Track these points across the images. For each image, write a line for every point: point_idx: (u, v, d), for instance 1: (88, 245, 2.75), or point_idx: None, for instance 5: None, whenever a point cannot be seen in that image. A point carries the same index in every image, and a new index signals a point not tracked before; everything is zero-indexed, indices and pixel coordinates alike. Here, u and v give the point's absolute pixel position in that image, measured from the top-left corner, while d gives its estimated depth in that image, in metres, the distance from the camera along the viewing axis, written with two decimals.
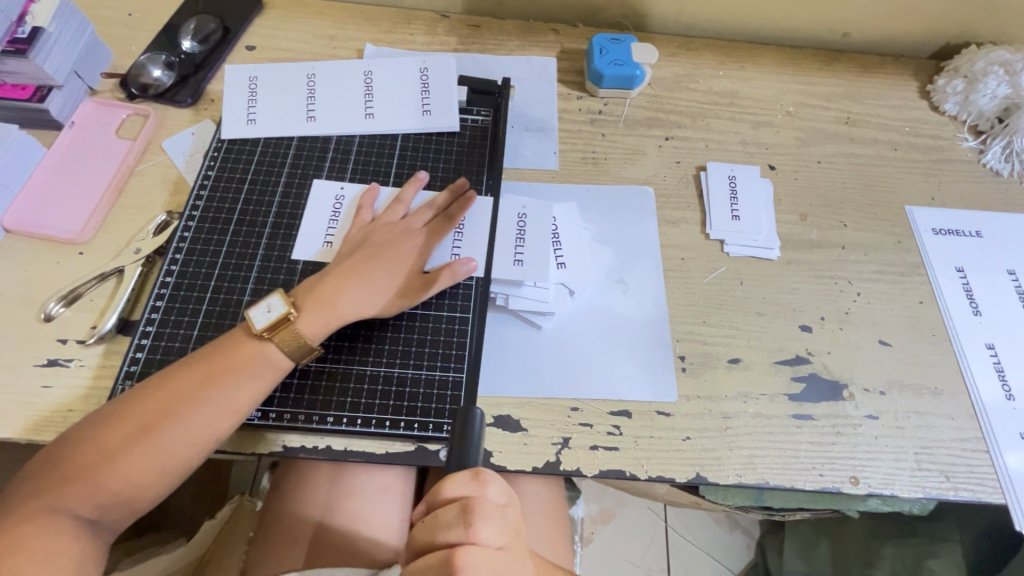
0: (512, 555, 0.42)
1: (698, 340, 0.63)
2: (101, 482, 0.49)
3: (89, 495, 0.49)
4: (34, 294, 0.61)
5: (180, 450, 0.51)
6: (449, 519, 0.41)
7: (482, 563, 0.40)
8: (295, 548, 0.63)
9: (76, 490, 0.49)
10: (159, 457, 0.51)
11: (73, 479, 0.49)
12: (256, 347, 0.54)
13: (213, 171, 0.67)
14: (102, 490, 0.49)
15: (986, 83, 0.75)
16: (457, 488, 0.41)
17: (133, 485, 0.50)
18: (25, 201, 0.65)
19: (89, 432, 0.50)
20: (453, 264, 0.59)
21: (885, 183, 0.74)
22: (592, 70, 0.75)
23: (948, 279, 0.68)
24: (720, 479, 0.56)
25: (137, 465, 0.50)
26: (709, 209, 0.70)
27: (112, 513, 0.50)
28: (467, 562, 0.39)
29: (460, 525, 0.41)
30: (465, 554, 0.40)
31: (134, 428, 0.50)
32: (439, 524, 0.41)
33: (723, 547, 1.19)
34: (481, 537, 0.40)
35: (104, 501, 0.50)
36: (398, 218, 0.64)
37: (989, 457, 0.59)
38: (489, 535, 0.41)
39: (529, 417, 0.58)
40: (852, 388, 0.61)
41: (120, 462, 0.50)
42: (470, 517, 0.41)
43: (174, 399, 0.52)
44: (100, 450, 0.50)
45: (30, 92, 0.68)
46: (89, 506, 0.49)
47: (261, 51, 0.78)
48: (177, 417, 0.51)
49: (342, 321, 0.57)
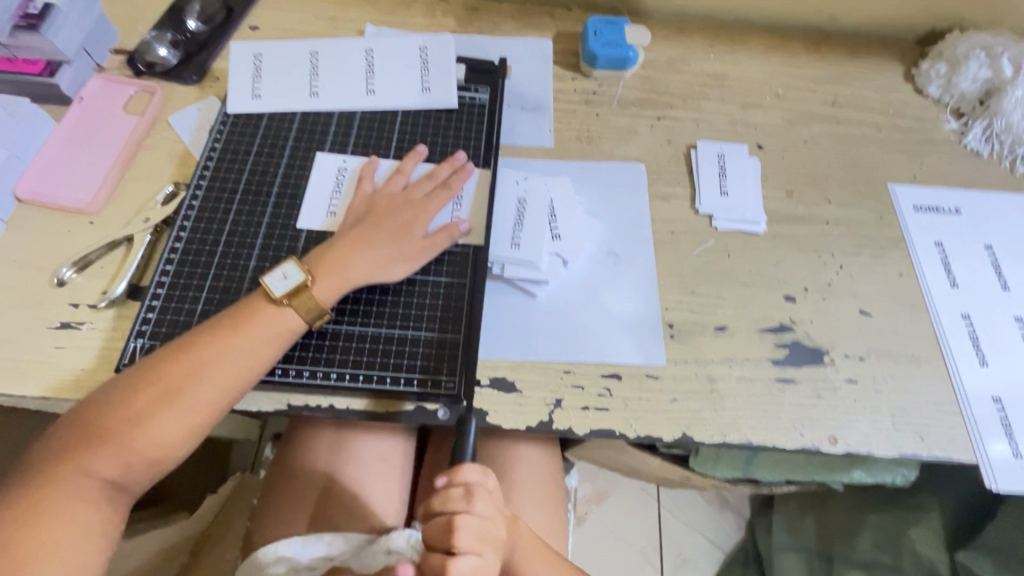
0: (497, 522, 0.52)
1: (686, 309, 0.65)
2: (130, 443, 0.52)
3: (114, 457, 0.51)
4: (47, 261, 0.63)
5: (203, 411, 0.54)
6: (454, 494, 0.51)
7: (473, 527, 0.50)
8: (300, 513, 0.65)
9: (101, 452, 0.51)
10: (185, 417, 0.53)
11: (103, 440, 0.51)
12: (275, 312, 0.57)
13: (219, 143, 0.69)
14: (130, 451, 0.52)
15: (967, 67, 0.77)
16: (467, 473, 0.51)
17: (157, 448, 0.53)
18: (37, 171, 0.67)
19: (114, 397, 0.52)
20: (450, 225, 0.63)
21: (869, 163, 0.76)
22: (587, 51, 0.78)
23: (928, 253, 0.71)
24: (706, 439, 0.59)
25: (165, 425, 0.52)
26: (699, 185, 0.72)
27: (139, 472, 0.53)
28: (463, 524, 0.49)
29: (461, 498, 0.50)
30: (464, 520, 0.49)
31: (155, 394, 0.53)
32: (446, 497, 0.51)
33: (714, 527, 1.22)
34: (478, 509, 0.50)
35: (132, 461, 0.52)
36: (400, 188, 0.66)
37: (962, 420, 0.61)
38: (483, 507, 0.51)
39: (523, 378, 0.61)
40: (833, 353, 0.64)
41: (148, 423, 0.52)
42: (472, 495, 0.50)
43: (197, 362, 0.54)
44: (127, 413, 0.52)
45: (41, 67, 0.70)
46: (119, 466, 0.51)
47: (264, 31, 0.80)
48: (199, 378, 0.53)
49: (353, 285, 0.59)
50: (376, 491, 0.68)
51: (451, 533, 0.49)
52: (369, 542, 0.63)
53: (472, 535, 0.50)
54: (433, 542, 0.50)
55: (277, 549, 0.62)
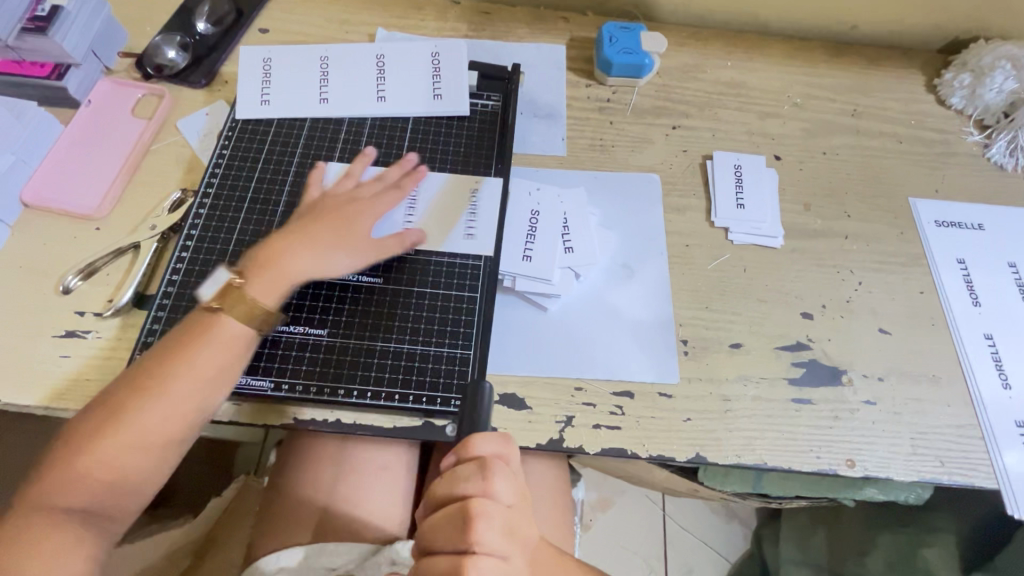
0: (518, 508, 0.46)
1: (700, 325, 0.64)
2: (93, 471, 0.51)
3: (81, 487, 0.51)
4: (53, 268, 0.62)
5: (161, 429, 0.53)
6: (467, 473, 0.44)
7: (495, 512, 0.43)
8: (304, 523, 0.65)
9: (66, 484, 0.51)
10: (150, 438, 0.53)
11: (72, 474, 0.51)
12: (211, 321, 0.55)
13: (227, 150, 0.68)
14: (99, 478, 0.51)
15: (993, 78, 0.75)
16: (484, 446, 0.45)
17: (126, 472, 0.52)
18: (44, 176, 0.66)
19: (75, 430, 0.52)
20: (404, 233, 0.62)
21: (889, 176, 0.75)
22: (602, 57, 0.76)
23: (950, 271, 0.69)
24: (719, 460, 0.58)
25: (131, 449, 0.52)
26: (715, 197, 0.71)
27: (119, 498, 0.52)
28: (482, 511, 0.43)
29: (477, 478, 0.44)
30: (480, 504, 0.43)
31: (109, 419, 0.52)
32: (458, 477, 0.44)
33: (720, 537, 1.20)
34: (496, 491, 0.44)
35: (107, 489, 0.52)
36: (351, 186, 0.65)
37: (983, 443, 0.60)
38: (502, 489, 0.44)
39: (533, 395, 0.59)
40: (851, 373, 0.62)
41: (105, 448, 0.51)
42: (487, 473, 0.44)
43: (153, 383, 0.53)
44: (89, 444, 0.51)
45: (49, 69, 0.69)
46: (89, 495, 0.51)
47: (274, 34, 0.79)
48: (150, 398, 0.53)
49: (289, 284, 0.58)
50: (379, 503, 0.66)
51: (466, 520, 0.43)
52: (372, 552, 0.62)
53: (492, 523, 0.43)
54: (442, 536, 0.43)
55: (278, 560, 0.62)
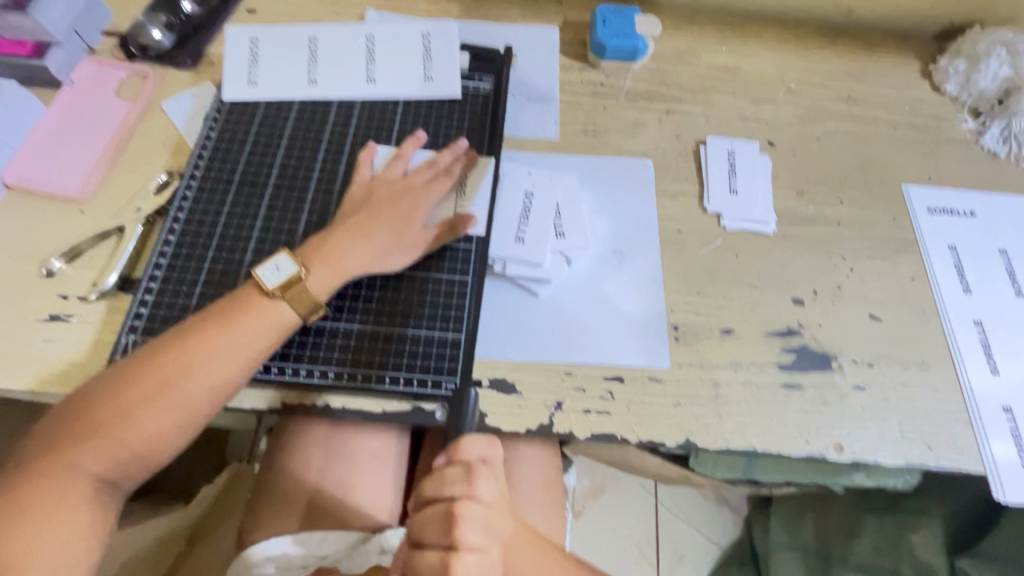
0: (499, 509, 0.48)
1: (692, 311, 0.64)
2: (120, 438, 0.50)
3: (108, 451, 0.50)
4: (36, 251, 0.61)
5: (197, 405, 0.52)
6: (453, 477, 0.46)
7: (478, 514, 0.46)
8: (293, 509, 0.64)
9: (94, 447, 0.49)
10: (177, 412, 0.52)
11: (92, 435, 0.49)
12: (267, 305, 0.55)
13: (214, 132, 0.67)
14: (125, 446, 0.50)
15: (987, 64, 0.75)
16: (470, 450, 0.48)
17: (153, 442, 0.51)
18: (25, 158, 0.65)
19: (105, 391, 0.51)
20: (454, 221, 0.62)
21: (883, 163, 0.74)
22: (595, 41, 0.75)
23: (941, 257, 0.69)
24: (709, 444, 0.58)
25: (156, 420, 0.51)
26: (708, 183, 0.70)
27: (132, 467, 0.51)
28: (467, 512, 0.45)
29: (462, 482, 0.46)
30: (465, 505, 0.45)
31: (151, 387, 0.51)
32: (444, 480, 0.46)
33: (711, 524, 1.21)
34: (478, 493, 0.46)
35: (123, 457, 0.50)
36: (402, 173, 0.65)
37: (970, 428, 0.60)
38: (485, 492, 0.46)
39: (524, 380, 0.59)
40: (841, 359, 0.62)
41: (140, 416, 0.51)
42: (473, 476, 0.46)
43: (191, 354, 0.52)
44: (118, 407, 0.50)
45: (29, 48, 0.68)
46: (111, 461, 0.50)
47: (262, 15, 0.77)
48: (194, 372, 0.52)
49: (347, 279, 0.58)
50: (370, 489, 0.66)
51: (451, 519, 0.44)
52: (360, 541, 0.62)
53: (474, 522, 0.45)
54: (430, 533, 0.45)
55: (266, 548, 0.62)
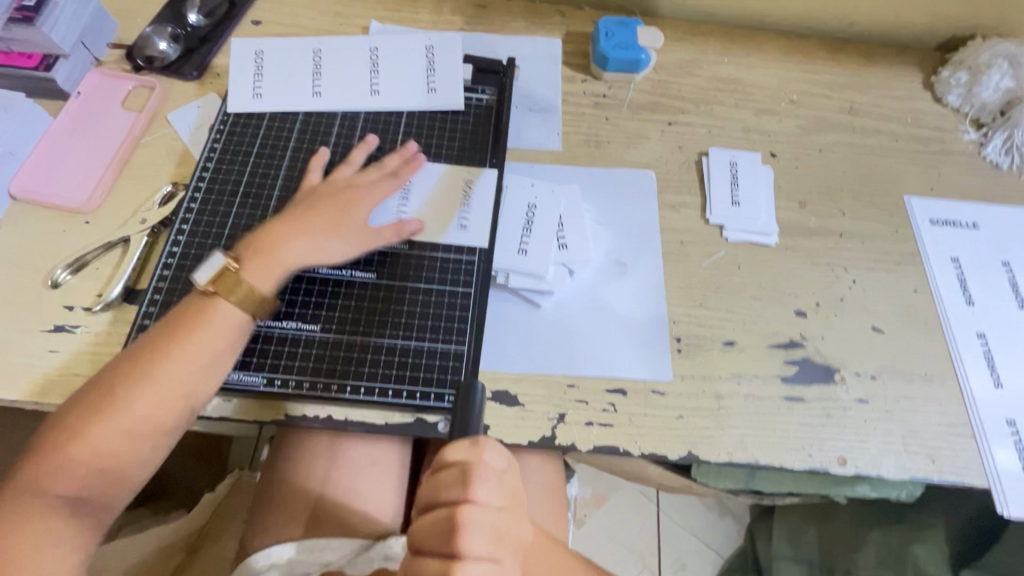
0: (508, 511, 0.45)
1: (694, 322, 0.64)
2: (82, 457, 0.50)
3: (72, 472, 0.49)
4: (41, 262, 0.61)
5: (155, 414, 0.52)
6: (449, 480, 0.44)
7: (481, 519, 0.43)
8: (295, 518, 0.64)
9: (56, 468, 0.49)
10: (136, 424, 0.51)
11: (53, 458, 0.49)
12: (207, 306, 0.55)
13: (219, 144, 0.67)
14: (88, 465, 0.50)
15: (989, 76, 0.76)
16: (457, 452, 0.44)
17: (117, 457, 0.51)
18: (31, 169, 0.65)
19: (61, 415, 0.51)
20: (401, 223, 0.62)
21: (885, 174, 0.74)
22: (598, 52, 0.76)
23: (944, 270, 0.69)
24: (712, 457, 0.58)
25: (112, 434, 0.50)
26: (710, 194, 0.70)
27: (100, 485, 0.50)
28: (468, 518, 0.42)
29: (458, 484, 0.43)
30: (466, 511, 0.42)
31: (104, 402, 0.51)
32: (441, 483, 0.44)
33: (713, 533, 1.21)
34: (478, 495, 0.43)
35: (90, 476, 0.50)
36: (362, 180, 0.64)
37: (973, 441, 0.60)
38: (487, 493, 0.43)
39: (526, 392, 0.59)
40: (844, 371, 0.62)
41: (98, 433, 0.50)
42: (469, 477, 0.43)
43: (143, 365, 0.52)
44: (75, 428, 0.50)
45: (37, 60, 0.68)
46: (78, 481, 0.49)
47: (267, 27, 0.78)
48: (147, 382, 0.52)
49: (285, 269, 0.58)
50: (373, 497, 0.66)
51: (453, 528, 0.42)
52: (365, 547, 0.62)
53: (478, 530, 0.42)
54: (432, 541, 0.43)
55: (269, 555, 0.61)
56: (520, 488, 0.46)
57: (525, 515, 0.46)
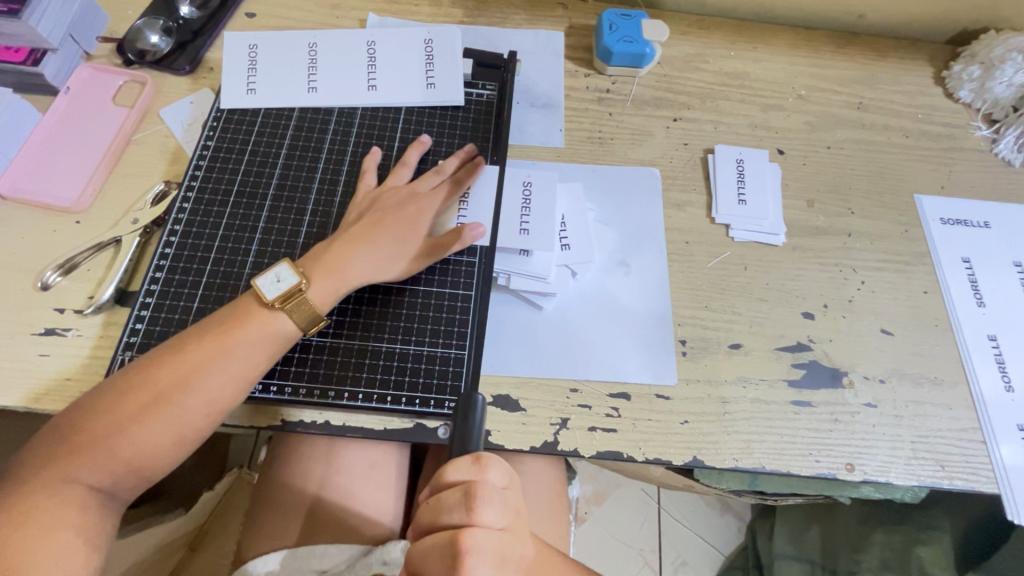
0: (510, 533, 0.44)
1: (699, 324, 0.62)
2: (116, 450, 0.49)
3: (104, 464, 0.49)
4: (32, 263, 0.60)
5: (194, 419, 0.51)
6: (451, 502, 0.42)
7: (485, 543, 0.41)
8: (291, 522, 0.63)
9: (89, 459, 0.48)
10: (173, 426, 0.51)
11: (88, 449, 0.48)
12: (262, 315, 0.54)
13: (212, 141, 0.66)
14: (120, 459, 0.49)
15: (1002, 71, 0.73)
16: (459, 473, 0.43)
17: (148, 455, 0.50)
18: (20, 167, 0.63)
19: (100, 404, 0.50)
20: (462, 230, 0.59)
21: (895, 172, 0.73)
22: (601, 46, 0.73)
23: (954, 270, 0.67)
24: (717, 463, 0.56)
25: (152, 432, 0.50)
26: (716, 192, 0.69)
27: (126, 480, 0.50)
28: (471, 542, 0.41)
29: (461, 508, 0.42)
30: (470, 535, 0.41)
31: (148, 400, 0.50)
32: (442, 506, 0.43)
33: (714, 530, 1.20)
34: (482, 519, 0.42)
35: (119, 470, 0.49)
36: (419, 186, 0.63)
37: (983, 447, 0.59)
38: (491, 516, 0.42)
39: (528, 397, 0.58)
40: (853, 375, 0.61)
41: (136, 430, 0.49)
42: (473, 501, 0.42)
43: (190, 368, 0.51)
44: (114, 421, 0.49)
45: (24, 54, 0.66)
46: (107, 474, 0.49)
47: (261, 19, 0.76)
48: (192, 386, 0.51)
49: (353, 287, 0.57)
50: (371, 501, 0.65)
51: (456, 553, 0.40)
52: (364, 553, 0.61)
53: (482, 554, 0.41)
54: (432, 566, 0.42)
55: (266, 562, 0.60)
56: (522, 507, 0.46)
57: (525, 534, 0.45)
